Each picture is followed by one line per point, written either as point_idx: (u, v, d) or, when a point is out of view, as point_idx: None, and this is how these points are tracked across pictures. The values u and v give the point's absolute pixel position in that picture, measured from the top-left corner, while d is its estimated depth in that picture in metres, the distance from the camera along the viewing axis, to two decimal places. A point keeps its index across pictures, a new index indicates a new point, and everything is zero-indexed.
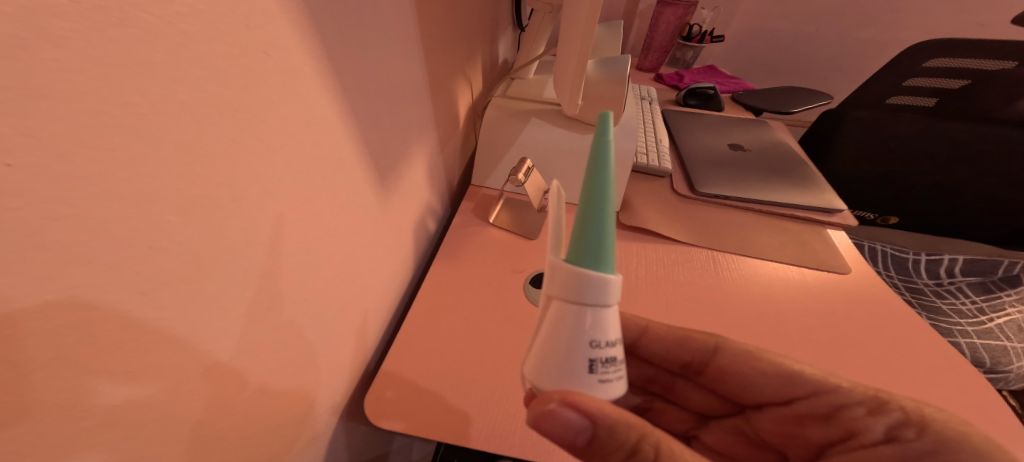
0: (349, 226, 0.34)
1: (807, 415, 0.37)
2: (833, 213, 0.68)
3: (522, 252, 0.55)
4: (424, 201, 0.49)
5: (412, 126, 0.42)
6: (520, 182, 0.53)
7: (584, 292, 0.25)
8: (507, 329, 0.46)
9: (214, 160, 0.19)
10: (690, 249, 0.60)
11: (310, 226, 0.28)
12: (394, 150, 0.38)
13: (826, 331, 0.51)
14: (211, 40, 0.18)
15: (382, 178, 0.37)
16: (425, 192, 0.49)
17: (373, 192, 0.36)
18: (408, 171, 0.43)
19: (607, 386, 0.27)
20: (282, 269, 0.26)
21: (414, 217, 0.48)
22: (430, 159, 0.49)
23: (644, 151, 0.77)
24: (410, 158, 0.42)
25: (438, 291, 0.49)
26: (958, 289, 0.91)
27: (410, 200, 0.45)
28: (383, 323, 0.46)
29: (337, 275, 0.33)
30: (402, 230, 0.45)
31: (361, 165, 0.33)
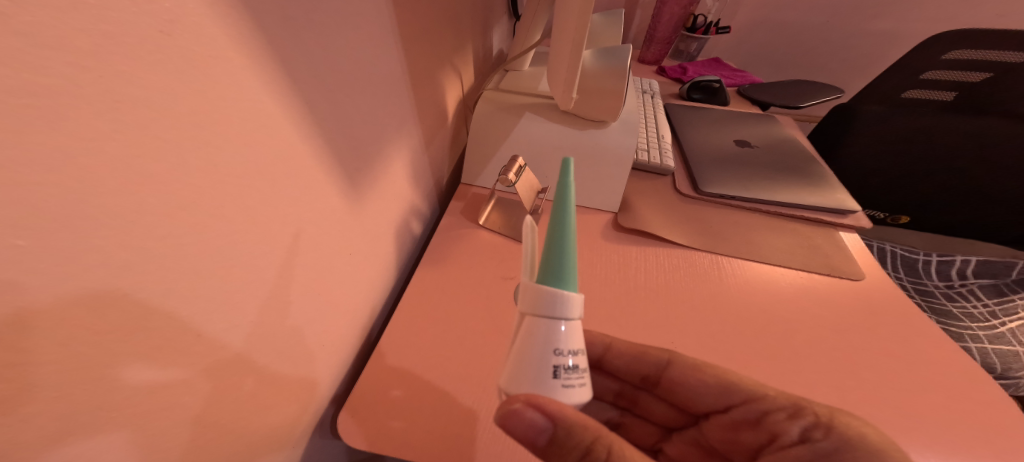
0: (312, 233, 0.30)
1: (741, 421, 0.35)
2: (845, 214, 0.65)
3: (512, 256, 0.51)
4: (407, 202, 0.46)
5: (388, 120, 0.38)
6: (509, 182, 0.49)
7: (551, 308, 0.25)
8: (493, 340, 0.43)
9: (93, 165, 0.16)
10: (692, 253, 0.56)
11: (258, 235, 0.25)
12: (364, 147, 0.34)
13: (836, 343, 0.47)
14: (71, 15, 0.14)
15: (351, 178, 0.33)
16: (408, 192, 0.46)
17: (340, 194, 0.33)
18: (383, 170, 0.39)
19: (571, 392, 0.26)
20: (221, 283, 0.23)
21: (396, 219, 0.44)
22: (412, 157, 0.45)
23: (645, 148, 0.73)
24: (387, 156, 0.39)
25: (422, 298, 0.46)
26: (969, 292, 0.87)
27: (389, 202, 0.41)
28: (364, 334, 0.42)
29: (300, 288, 0.30)
30: (381, 233, 0.41)
31: (320, 165, 0.29)
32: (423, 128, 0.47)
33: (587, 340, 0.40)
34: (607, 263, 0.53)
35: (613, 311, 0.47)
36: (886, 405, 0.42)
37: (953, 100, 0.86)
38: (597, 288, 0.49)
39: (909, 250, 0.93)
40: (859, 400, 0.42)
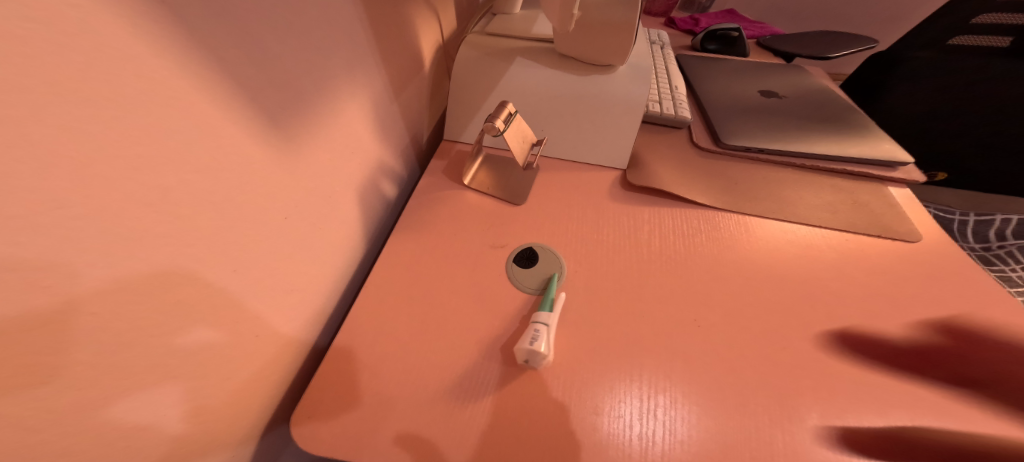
0: (227, 188, 0.22)
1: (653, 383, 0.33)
2: (894, 168, 0.56)
3: (504, 222, 0.43)
4: (374, 158, 0.37)
5: (331, 48, 0.29)
6: (496, 132, 0.37)
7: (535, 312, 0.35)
8: (480, 323, 0.35)
9: None
10: (715, 214, 0.48)
11: (113, 192, 0.17)
12: (293, 83, 0.25)
13: (891, 316, 0.39)
14: None
15: (278, 119, 0.25)
16: (374, 147, 0.37)
17: (264, 139, 0.24)
18: (331, 115, 0.30)
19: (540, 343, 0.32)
20: (34, 262, 0.15)
21: (358, 183, 0.35)
22: (377, 106, 0.36)
23: (658, 99, 0.63)
24: (337, 98, 0.30)
25: (396, 274, 0.38)
26: (1009, 254, 0.67)
27: (346, 159, 0.33)
28: (325, 318, 0.35)
29: (213, 266, 0.22)
30: (337, 196, 0.33)
31: (220, 98, 0.21)
32: (392, 68, 0.37)
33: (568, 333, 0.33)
34: (616, 227, 0.45)
35: (622, 284, 0.40)
36: (958, 391, 0.34)
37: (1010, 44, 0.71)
38: (605, 257, 0.42)
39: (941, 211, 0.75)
40: (924, 385, 0.35)
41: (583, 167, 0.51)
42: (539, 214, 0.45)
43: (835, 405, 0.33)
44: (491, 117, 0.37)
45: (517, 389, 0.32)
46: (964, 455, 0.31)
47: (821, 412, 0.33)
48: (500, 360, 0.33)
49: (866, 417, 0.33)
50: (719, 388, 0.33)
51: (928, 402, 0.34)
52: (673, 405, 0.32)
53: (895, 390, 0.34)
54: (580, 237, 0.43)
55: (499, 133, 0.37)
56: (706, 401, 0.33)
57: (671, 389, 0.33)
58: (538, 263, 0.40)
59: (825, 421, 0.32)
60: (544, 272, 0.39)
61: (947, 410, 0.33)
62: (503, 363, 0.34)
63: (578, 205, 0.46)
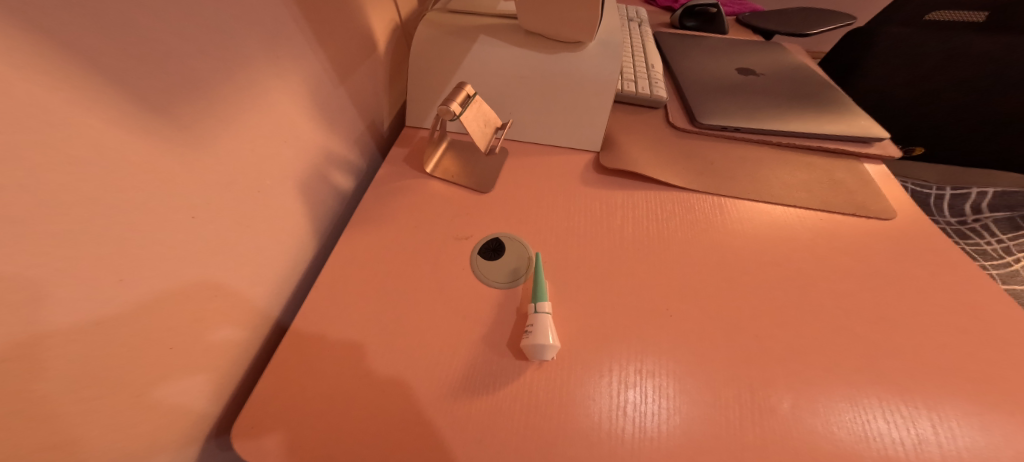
0: (105, 185, 0.19)
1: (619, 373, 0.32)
2: (870, 144, 0.55)
3: (468, 211, 0.41)
4: (318, 147, 0.34)
5: (243, 20, 0.25)
6: (453, 116, 0.34)
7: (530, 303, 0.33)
8: (442, 320, 0.34)
9: None
10: (690, 196, 0.46)
11: None
12: (182, 62, 0.22)
13: (861, 297, 0.39)
14: None
15: (171, 101, 0.22)
16: (317, 135, 0.33)
17: (155, 125, 0.21)
18: (248, 97, 0.26)
19: (545, 338, 0.31)
20: None
21: (294, 176, 0.32)
22: (313, 89, 0.32)
23: (633, 78, 0.61)
24: (249, 79, 0.26)
25: (350, 271, 0.36)
26: (983, 227, 0.68)
27: (275, 148, 0.29)
28: (272, 320, 0.33)
29: (92, 274, 0.19)
30: (272, 190, 0.30)
31: (73, 84, 0.17)
32: (333, 46, 0.34)
33: (542, 331, 0.31)
34: (587, 213, 0.43)
35: (593, 273, 0.38)
36: (923, 369, 0.34)
37: (984, 21, 0.69)
38: (575, 245, 0.40)
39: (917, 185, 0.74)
40: (891, 366, 0.34)
41: (553, 150, 0.49)
42: (506, 202, 0.42)
43: (805, 390, 0.33)
44: (446, 100, 0.34)
45: (479, 388, 0.31)
46: (931, 435, 0.31)
47: (790, 398, 0.32)
48: (461, 360, 0.32)
49: (836, 403, 0.32)
50: (689, 379, 0.32)
51: (895, 384, 0.33)
52: (646, 399, 0.31)
53: (864, 372, 0.34)
54: (550, 224, 0.41)
55: (456, 117, 0.34)
56: (676, 394, 0.32)
57: (643, 382, 0.32)
58: (505, 254, 0.38)
59: (796, 407, 0.32)
60: (508, 265, 0.37)
61: (909, 390, 0.33)
62: (464, 362, 0.32)
63: (547, 191, 0.44)
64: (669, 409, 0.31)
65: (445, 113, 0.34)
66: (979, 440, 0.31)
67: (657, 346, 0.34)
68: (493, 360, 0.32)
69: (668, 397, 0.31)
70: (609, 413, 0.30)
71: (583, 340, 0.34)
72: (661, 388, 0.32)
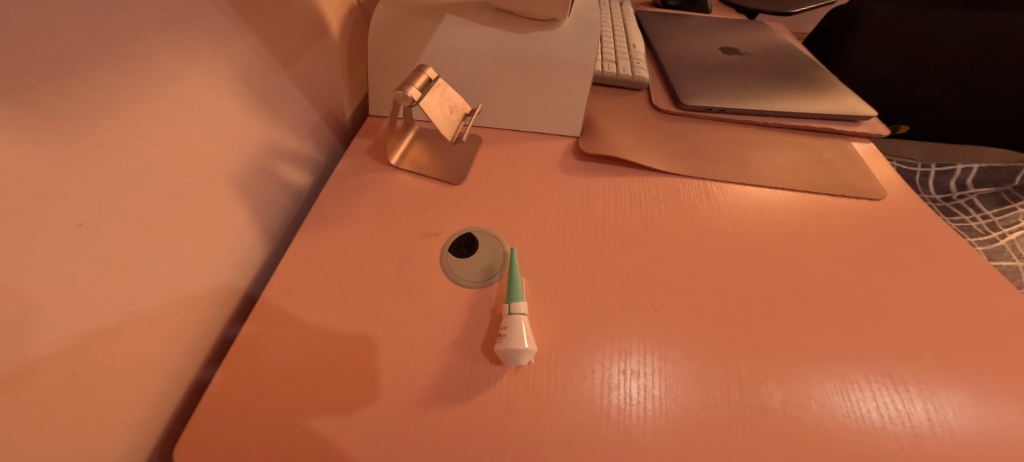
0: None
1: (601, 373, 0.30)
2: (857, 122, 0.54)
3: (437, 206, 0.38)
4: (264, 138, 0.30)
5: None
6: (412, 102, 0.31)
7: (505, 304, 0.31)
8: (410, 324, 0.31)
9: None
10: (675, 181, 0.44)
11: None
12: (66, 24, 0.17)
13: (854, 282, 0.37)
14: None
15: (58, 70, 0.17)
16: (261, 124, 0.30)
17: (30, 102, 0.16)
18: (175, 79, 0.22)
19: (519, 342, 0.29)
20: None
21: (236, 173, 0.28)
22: (254, 72, 0.28)
23: (613, 59, 0.58)
24: (168, 56, 0.22)
25: (307, 275, 0.33)
26: (968, 204, 0.67)
27: (209, 139, 0.25)
28: (217, 335, 0.29)
29: None
30: (211, 188, 0.26)
31: None
32: (277, 22, 0.30)
33: (517, 335, 0.29)
34: (566, 203, 0.40)
35: (572, 268, 0.36)
36: (916, 355, 0.33)
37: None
38: (553, 238, 0.37)
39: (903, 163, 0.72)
40: (886, 354, 0.33)
41: (529, 137, 0.46)
42: (479, 193, 0.40)
43: (797, 383, 0.31)
44: (404, 84, 0.31)
45: (452, 398, 0.28)
46: (925, 422, 0.30)
47: (781, 393, 0.30)
48: (431, 368, 0.29)
49: (828, 395, 0.31)
50: (675, 377, 0.30)
51: (889, 373, 0.32)
52: (631, 399, 0.29)
53: (857, 361, 0.32)
54: (526, 216, 0.38)
55: (415, 102, 0.31)
56: (662, 394, 0.30)
57: (626, 382, 0.30)
58: (478, 251, 0.35)
59: (787, 401, 0.30)
60: (481, 263, 0.35)
61: (904, 378, 0.32)
62: (433, 370, 0.29)
63: (523, 180, 0.41)
64: (654, 411, 0.29)
65: (402, 99, 0.31)
66: (977, 428, 0.30)
67: (640, 343, 0.32)
68: (465, 367, 0.30)
69: (654, 397, 0.29)
70: (592, 419, 0.28)
71: (562, 340, 0.32)
72: (646, 389, 0.30)
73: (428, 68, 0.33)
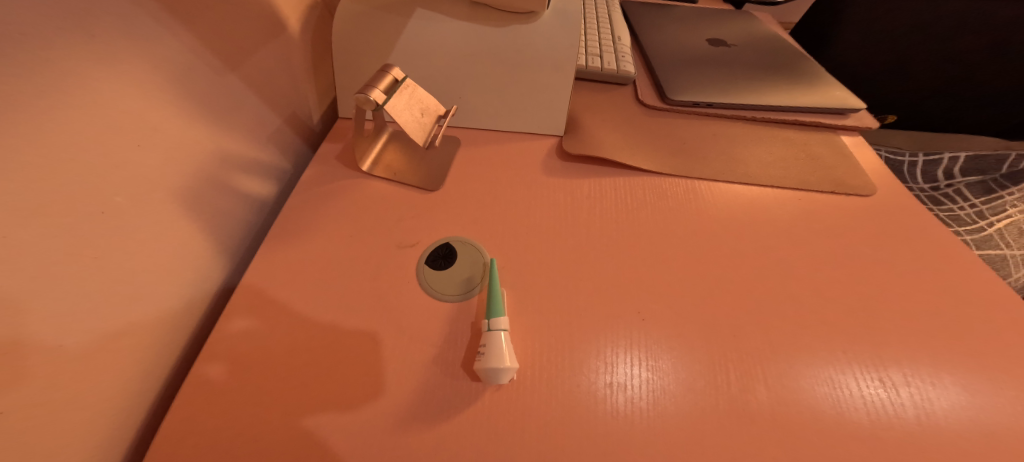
0: None
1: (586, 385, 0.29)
2: (846, 114, 0.53)
3: (413, 213, 0.36)
4: (214, 147, 0.28)
5: None
6: (377, 104, 0.29)
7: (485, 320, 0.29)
8: (384, 342, 0.29)
9: None
10: (662, 180, 0.42)
11: None
12: None
13: (845, 282, 0.36)
14: None
15: None
16: (209, 130, 0.27)
17: None
18: (97, 85, 0.20)
19: (501, 361, 0.27)
20: None
21: (183, 184, 0.25)
22: (199, 74, 0.26)
23: (598, 52, 0.56)
24: (85, 56, 0.19)
25: (272, 293, 0.30)
26: (956, 192, 0.67)
27: (146, 148, 0.23)
28: (172, 363, 0.26)
29: None
30: (151, 204, 0.23)
31: None
32: (223, 18, 0.27)
33: (497, 352, 0.27)
34: (549, 206, 0.38)
35: (556, 276, 0.34)
36: (909, 356, 0.32)
37: None
38: (536, 244, 0.36)
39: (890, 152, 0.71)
40: (878, 357, 0.32)
41: (510, 138, 0.44)
42: (458, 199, 0.38)
43: (786, 386, 0.30)
44: (366, 87, 0.29)
45: (430, 421, 0.26)
46: (921, 424, 0.29)
47: (769, 396, 0.29)
48: (407, 389, 0.27)
49: (820, 400, 0.30)
50: (661, 388, 0.29)
51: (878, 373, 0.31)
52: (617, 413, 0.28)
53: (845, 363, 0.32)
54: (507, 222, 0.37)
55: (380, 106, 0.30)
56: (649, 405, 0.28)
57: (612, 395, 0.29)
58: (457, 261, 0.33)
59: (776, 403, 0.29)
60: (459, 274, 0.33)
61: (897, 381, 0.31)
62: (408, 391, 0.27)
63: (504, 184, 0.40)
64: (642, 424, 0.27)
65: (366, 102, 0.29)
66: (968, 426, 0.29)
67: (624, 352, 0.31)
68: (442, 387, 0.28)
69: (639, 409, 0.28)
70: (577, 435, 0.27)
71: (546, 354, 0.30)
72: (632, 400, 0.28)
73: (395, 68, 0.32)
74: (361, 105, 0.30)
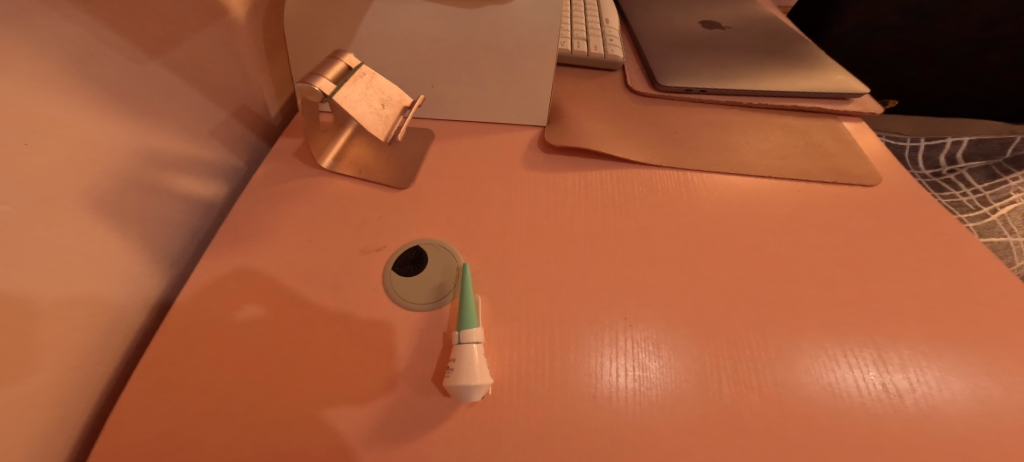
0: None
1: (567, 398, 0.26)
2: (848, 100, 0.50)
3: (380, 214, 0.33)
4: (138, 144, 0.25)
5: None
6: (326, 94, 0.27)
7: (456, 332, 0.27)
8: (341, 357, 0.26)
9: None
10: (652, 171, 0.39)
11: None
12: None
13: (848, 279, 0.34)
14: None
15: None
16: (128, 125, 0.24)
17: None
18: None
19: (472, 378, 0.25)
20: None
21: (98, 185, 0.23)
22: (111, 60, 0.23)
23: (584, 36, 0.53)
24: None
25: (220, 305, 0.28)
26: (957, 178, 0.65)
27: (46, 146, 0.20)
28: (100, 384, 0.24)
29: None
30: (53, 207, 0.21)
31: None
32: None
33: (468, 367, 0.25)
34: (529, 203, 0.36)
35: (535, 279, 0.31)
36: (917, 358, 0.30)
37: None
38: (515, 244, 0.33)
39: (891, 138, 0.68)
40: (883, 359, 0.30)
41: (489, 129, 0.41)
42: (430, 197, 0.35)
43: (782, 391, 0.28)
44: (312, 76, 0.28)
45: (392, 442, 0.24)
46: (931, 431, 0.27)
47: (763, 402, 0.27)
48: (368, 406, 0.25)
49: (820, 408, 0.27)
50: (649, 398, 0.27)
51: (881, 375, 0.29)
52: (602, 428, 0.25)
53: (847, 366, 0.29)
54: (484, 221, 0.34)
55: (328, 96, 0.28)
56: (636, 417, 0.26)
57: (596, 407, 0.26)
58: (427, 267, 0.30)
59: (769, 409, 0.27)
60: (428, 281, 0.30)
61: (904, 385, 0.29)
62: (367, 413, 0.25)
63: (481, 179, 0.37)
64: (628, 439, 0.25)
65: (311, 92, 0.27)
66: (979, 429, 0.27)
67: (608, 360, 0.28)
68: (405, 407, 0.25)
69: (626, 423, 0.26)
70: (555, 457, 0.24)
71: (522, 366, 0.27)
72: (617, 412, 0.26)
73: (347, 56, 0.30)
74: (307, 96, 0.28)
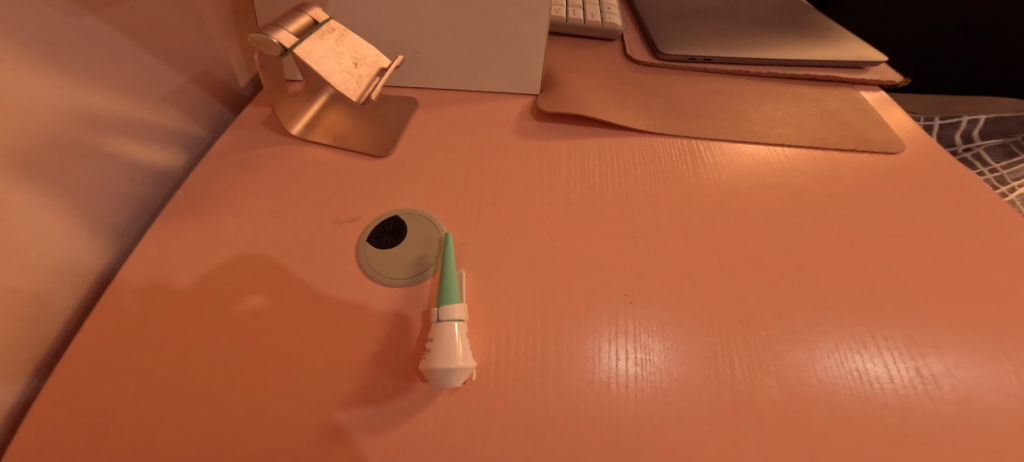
0: None
1: (559, 381, 0.23)
2: (864, 69, 0.47)
3: (355, 184, 0.30)
4: (72, 102, 0.23)
5: None
6: (284, 46, 0.25)
7: (436, 310, 0.24)
8: (305, 333, 0.24)
9: None
10: (655, 140, 0.36)
11: None
12: None
13: (871, 251, 0.31)
14: None
15: None
16: (61, 75, 0.22)
17: None
18: None
19: (452, 359, 0.22)
20: None
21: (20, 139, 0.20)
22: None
23: (581, 4, 0.49)
24: None
25: (173, 283, 0.25)
26: (974, 157, 0.59)
27: None
28: (30, 357, 0.21)
29: None
30: None
31: None
32: None
33: (447, 346, 0.22)
34: (520, 172, 0.33)
35: (526, 253, 0.28)
36: (953, 338, 0.27)
37: None
38: (504, 216, 0.30)
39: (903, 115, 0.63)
40: (912, 337, 0.27)
41: (477, 98, 0.38)
42: (411, 167, 0.32)
43: (803, 377, 0.24)
44: (270, 27, 0.25)
45: (357, 425, 0.21)
46: (970, 420, 0.24)
47: (780, 389, 0.24)
48: (332, 387, 0.22)
49: (846, 395, 0.24)
50: (653, 386, 0.24)
51: (914, 361, 0.26)
52: (599, 418, 0.22)
53: (875, 349, 0.26)
54: (470, 191, 0.31)
55: (289, 50, 0.25)
56: (637, 406, 0.23)
57: (594, 395, 0.23)
58: (406, 239, 0.28)
59: (787, 396, 0.24)
60: (406, 253, 0.27)
61: (939, 369, 0.25)
62: (331, 396, 0.22)
63: (468, 148, 0.34)
64: (628, 431, 0.22)
65: (268, 44, 0.25)
66: None
67: (608, 343, 0.25)
68: (376, 392, 0.22)
69: (625, 412, 0.23)
70: (546, 449, 0.21)
71: (510, 347, 0.24)
72: (616, 400, 0.23)
73: (312, 10, 0.28)
74: (265, 50, 0.25)
